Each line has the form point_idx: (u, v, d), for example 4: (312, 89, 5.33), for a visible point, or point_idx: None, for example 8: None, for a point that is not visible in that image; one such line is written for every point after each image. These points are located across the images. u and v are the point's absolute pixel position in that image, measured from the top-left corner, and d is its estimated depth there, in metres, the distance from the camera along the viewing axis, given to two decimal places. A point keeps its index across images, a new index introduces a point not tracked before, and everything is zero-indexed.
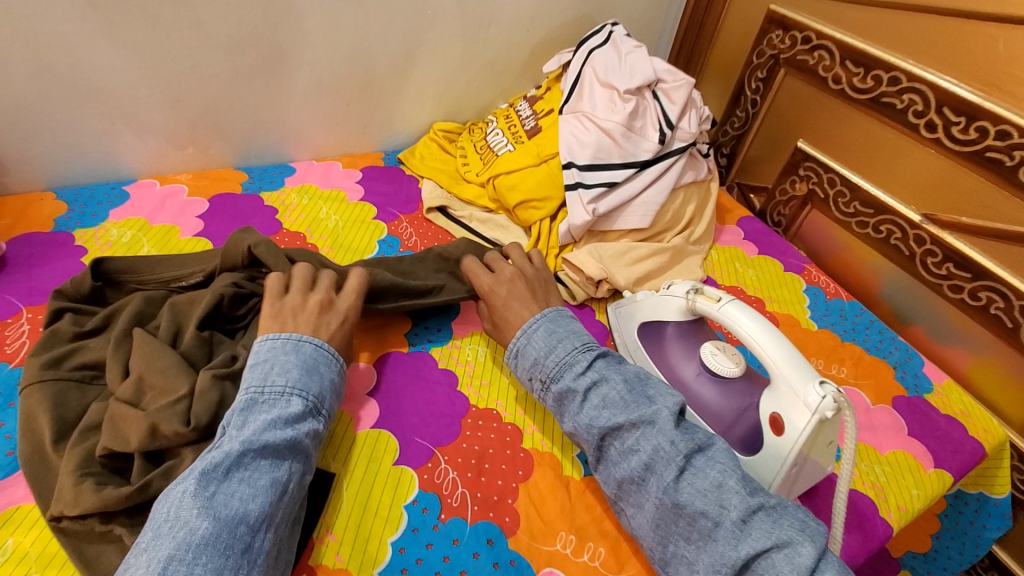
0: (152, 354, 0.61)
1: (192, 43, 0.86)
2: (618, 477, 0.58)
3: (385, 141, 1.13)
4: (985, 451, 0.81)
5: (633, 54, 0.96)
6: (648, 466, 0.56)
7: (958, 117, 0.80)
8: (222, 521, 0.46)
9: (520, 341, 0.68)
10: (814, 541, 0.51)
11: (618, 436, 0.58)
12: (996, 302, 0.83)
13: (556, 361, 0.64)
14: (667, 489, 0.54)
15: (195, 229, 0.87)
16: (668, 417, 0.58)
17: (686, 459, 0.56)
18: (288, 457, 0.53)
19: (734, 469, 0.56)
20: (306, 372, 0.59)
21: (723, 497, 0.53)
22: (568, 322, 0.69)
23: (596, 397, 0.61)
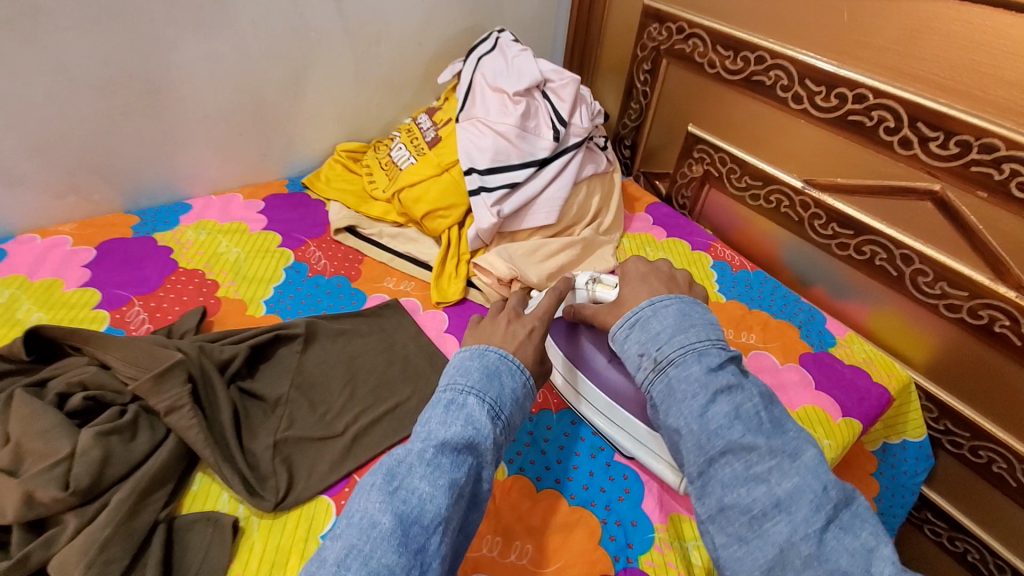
0: (30, 416, 0.57)
1: (57, 86, 0.82)
2: (723, 499, 0.49)
3: (288, 167, 1.11)
4: (890, 395, 0.85)
5: (519, 57, 0.99)
6: (778, 501, 0.47)
7: (819, 87, 0.86)
8: (400, 519, 0.45)
9: (643, 312, 0.58)
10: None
11: (744, 457, 0.49)
12: (879, 254, 0.88)
13: (681, 345, 0.55)
14: (806, 536, 0.45)
15: (80, 279, 0.82)
16: (815, 458, 0.49)
17: (834, 509, 0.47)
18: (470, 460, 0.50)
19: (885, 535, 0.47)
20: (488, 375, 0.55)
21: (877, 566, 0.44)
22: (703, 314, 0.58)
23: (725, 403, 0.52)
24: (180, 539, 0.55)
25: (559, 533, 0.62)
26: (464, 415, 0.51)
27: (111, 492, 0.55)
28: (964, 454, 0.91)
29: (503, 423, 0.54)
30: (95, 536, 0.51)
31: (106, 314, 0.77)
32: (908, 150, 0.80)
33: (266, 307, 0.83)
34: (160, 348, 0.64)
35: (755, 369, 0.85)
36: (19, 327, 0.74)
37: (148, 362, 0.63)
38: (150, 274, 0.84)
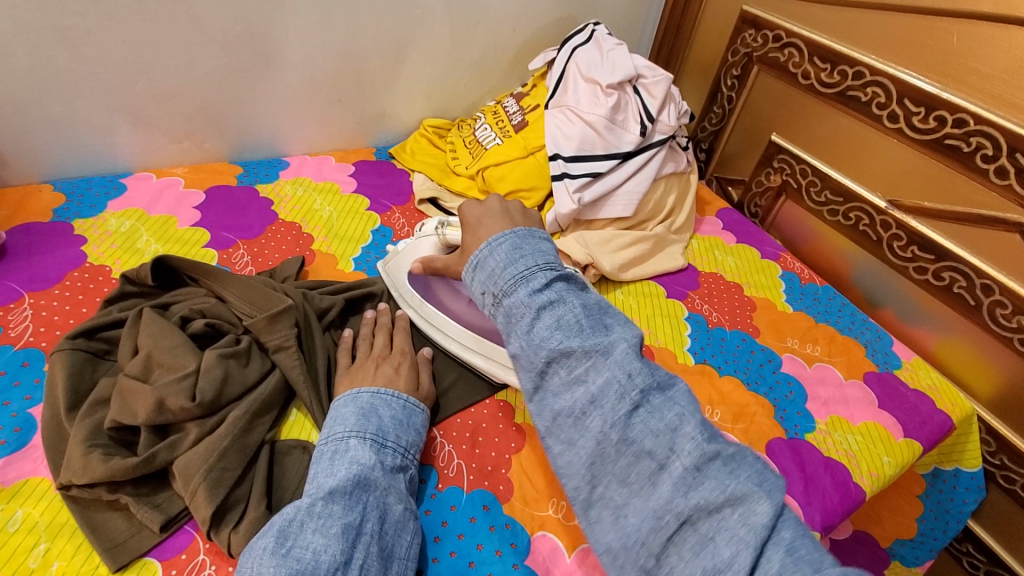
0: (160, 333, 0.63)
1: (187, 39, 0.88)
2: (555, 409, 0.50)
3: (376, 136, 1.17)
4: (953, 423, 0.84)
5: (614, 51, 1.01)
6: (593, 399, 0.48)
7: (918, 107, 0.86)
8: (295, 575, 0.45)
9: (482, 252, 0.57)
10: (770, 498, 0.43)
11: (566, 363, 0.50)
12: (958, 281, 0.87)
13: (513, 276, 0.54)
14: (615, 425, 0.47)
15: (191, 219, 0.89)
16: (626, 351, 0.49)
17: (642, 396, 0.48)
18: (362, 498, 0.52)
19: (693, 411, 0.48)
20: (362, 416, 0.59)
21: (676, 441, 0.46)
22: (537, 240, 0.57)
23: (549, 318, 0.51)
24: (281, 461, 0.62)
25: None
26: (347, 460, 0.55)
27: (227, 409, 0.62)
28: (1016, 490, 0.90)
29: (391, 452, 0.58)
30: (217, 445, 0.58)
31: (214, 253, 0.85)
32: (1004, 180, 0.78)
33: (355, 264, 0.89)
34: (273, 291, 0.71)
35: (818, 380, 0.86)
36: (139, 256, 0.82)
37: (259, 304, 0.69)
38: (253, 221, 0.91)
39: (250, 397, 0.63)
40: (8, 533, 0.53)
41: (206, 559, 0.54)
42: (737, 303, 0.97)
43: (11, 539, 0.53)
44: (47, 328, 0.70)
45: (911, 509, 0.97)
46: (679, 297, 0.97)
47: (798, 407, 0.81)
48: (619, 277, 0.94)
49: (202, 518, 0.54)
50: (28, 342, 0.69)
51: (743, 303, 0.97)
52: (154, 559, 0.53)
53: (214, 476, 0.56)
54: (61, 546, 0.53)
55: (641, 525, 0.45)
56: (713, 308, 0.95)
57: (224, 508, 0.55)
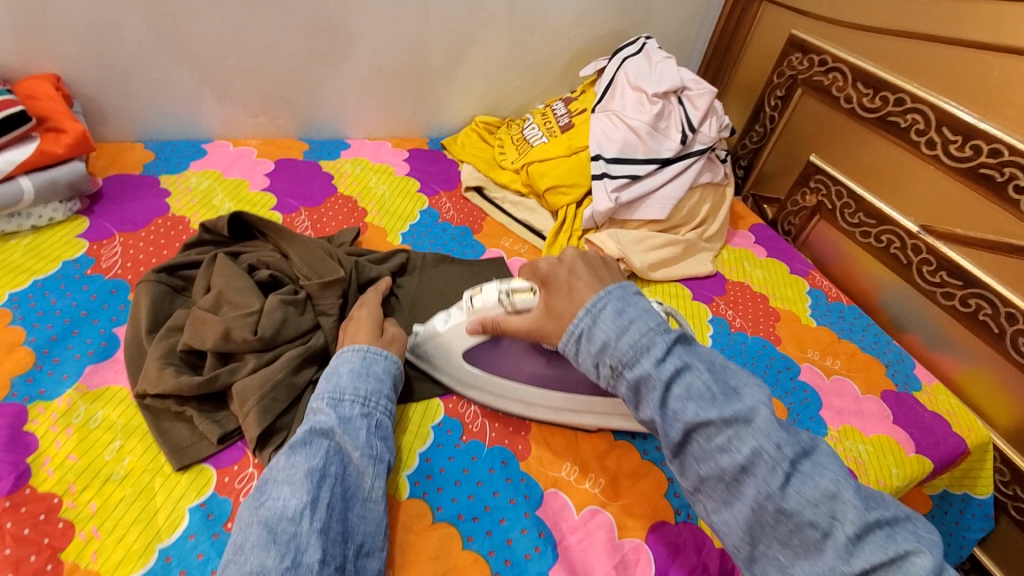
0: (232, 275, 0.71)
1: (277, 24, 0.98)
2: (700, 473, 0.51)
3: (431, 128, 1.25)
4: (967, 447, 0.85)
5: (663, 63, 1.06)
6: (744, 468, 0.49)
7: (956, 136, 0.88)
8: (266, 522, 0.50)
9: (584, 321, 0.57)
10: (930, 553, 0.45)
11: (704, 432, 0.51)
12: (984, 308, 0.88)
13: (630, 345, 0.54)
14: (770, 496, 0.48)
15: (261, 185, 0.98)
16: (768, 418, 0.50)
17: (793, 465, 0.48)
18: (320, 448, 0.56)
19: (844, 476, 0.49)
20: (322, 380, 0.63)
21: (836, 509, 0.47)
22: (642, 301, 0.58)
23: (678, 388, 0.52)
24: None
25: (627, 478, 0.68)
26: (308, 420, 0.58)
27: (282, 347, 0.69)
28: None
29: (351, 402, 0.60)
30: (271, 377, 0.65)
31: (280, 216, 0.93)
32: None
33: (402, 239, 0.97)
34: (330, 259, 0.78)
35: (835, 391, 0.88)
36: (213, 212, 0.91)
37: (318, 270, 0.76)
38: (315, 192, 1.00)
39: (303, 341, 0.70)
40: (89, 429, 0.61)
41: (254, 472, 0.61)
42: (761, 312, 1.00)
43: (93, 433, 0.61)
44: (132, 264, 0.79)
45: None
46: (705, 301, 1.00)
47: (812, 412, 0.84)
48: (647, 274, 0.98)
49: (251, 436, 0.61)
50: (117, 273, 0.78)
51: (767, 312, 1.00)
52: (210, 466, 0.60)
53: (265, 403, 0.63)
54: (133, 444, 0.61)
55: None
56: (737, 314, 0.99)
57: (271, 431, 0.62)
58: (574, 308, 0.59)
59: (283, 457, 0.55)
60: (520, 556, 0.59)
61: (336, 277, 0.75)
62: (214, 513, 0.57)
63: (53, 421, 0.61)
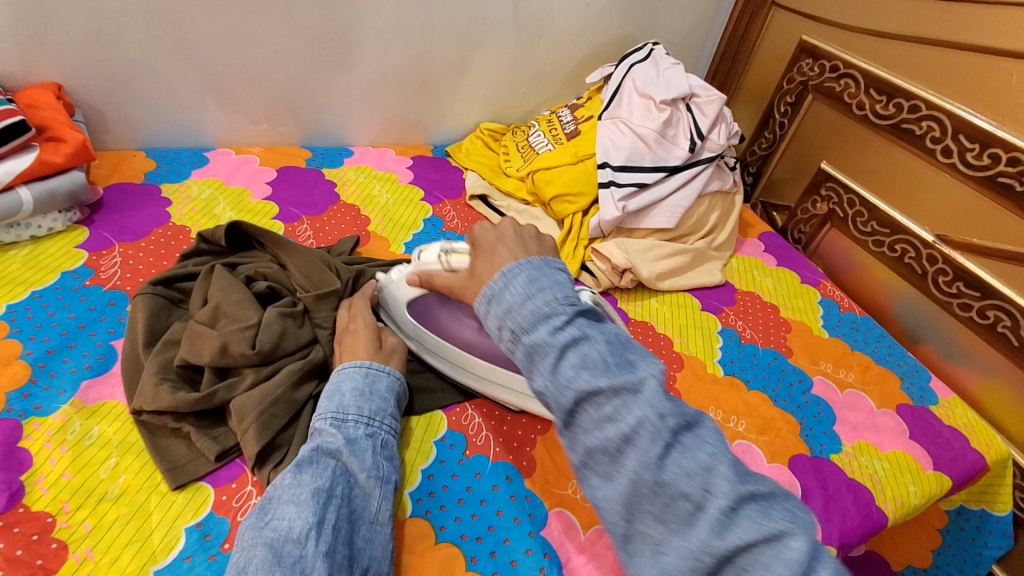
0: (230, 288, 0.70)
1: (279, 31, 0.97)
2: (588, 446, 0.44)
3: (435, 135, 1.23)
4: (987, 464, 0.82)
5: (671, 69, 1.05)
6: (626, 438, 0.42)
7: (973, 144, 0.86)
8: (270, 543, 0.47)
9: (496, 284, 0.51)
10: (807, 536, 0.38)
11: (594, 402, 0.44)
12: (1003, 320, 0.86)
13: (532, 311, 0.47)
14: (649, 465, 0.41)
15: (264, 194, 0.97)
16: (658, 388, 0.43)
17: (674, 436, 0.42)
18: (326, 467, 0.54)
19: (724, 450, 0.42)
20: (325, 398, 0.61)
21: (711, 481, 0.40)
22: (558, 275, 0.51)
23: (573, 356, 0.45)
24: None
25: None
26: (311, 439, 0.57)
27: (281, 362, 0.67)
28: None
29: (355, 422, 0.59)
30: (269, 393, 0.63)
31: (281, 225, 0.92)
32: None
33: (406, 248, 0.95)
34: (328, 270, 0.76)
35: (849, 405, 0.86)
36: (215, 221, 0.89)
37: (315, 282, 0.75)
38: (317, 200, 0.99)
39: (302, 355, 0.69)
40: (84, 446, 0.60)
41: (252, 491, 0.59)
42: (772, 322, 0.98)
43: (88, 450, 0.59)
44: (131, 275, 0.78)
45: (929, 540, 1.01)
46: (714, 311, 0.98)
47: (826, 428, 0.82)
48: (655, 285, 0.96)
49: (249, 454, 0.59)
50: (116, 284, 0.77)
51: (778, 323, 0.98)
52: (208, 484, 0.59)
53: (263, 419, 0.61)
54: (128, 461, 0.59)
55: (679, 563, 0.40)
56: (747, 325, 0.96)
57: (269, 449, 0.61)
58: (493, 275, 0.53)
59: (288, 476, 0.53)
60: None
61: (333, 289, 0.74)
62: (211, 534, 0.55)
63: (47, 438, 0.60)
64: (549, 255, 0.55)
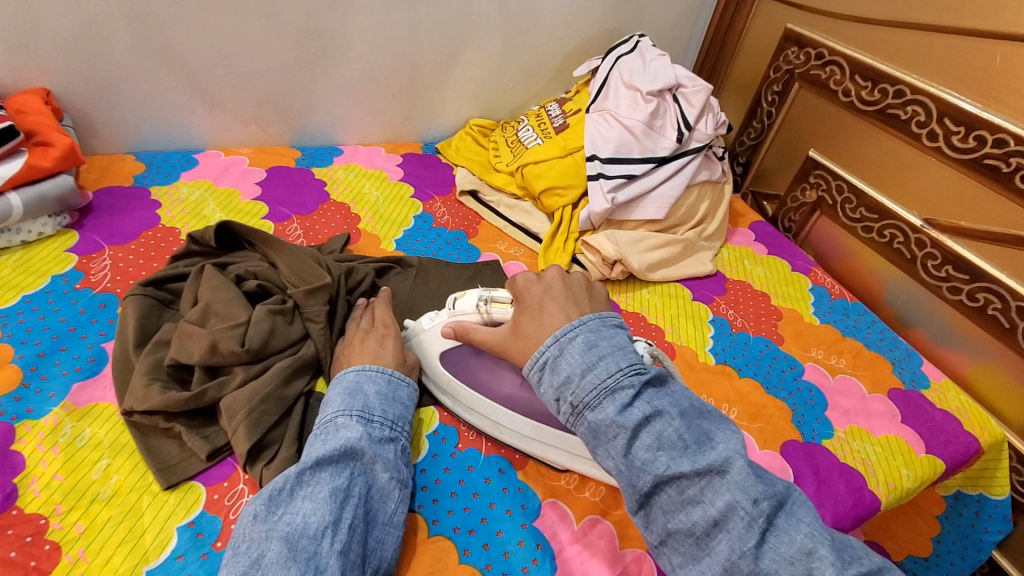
0: (218, 287, 0.70)
1: (265, 31, 0.97)
2: (669, 527, 0.48)
3: (425, 132, 1.24)
4: (980, 446, 0.83)
5: (657, 60, 1.05)
6: (716, 522, 0.46)
7: (958, 127, 0.86)
8: (287, 538, 0.48)
9: (550, 350, 0.54)
10: None
11: (675, 484, 0.48)
12: (993, 303, 0.86)
13: (594, 384, 0.51)
14: (745, 555, 0.44)
15: (253, 194, 0.98)
16: (742, 470, 0.47)
17: (766, 521, 0.46)
18: (347, 466, 0.54)
19: (820, 530, 0.46)
20: (348, 395, 0.60)
21: (810, 566, 0.43)
22: (613, 337, 0.54)
23: (648, 436, 0.49)
24: (315, 411, 0.67)
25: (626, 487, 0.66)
26: (334, 435, 0.56)
27: (271, 359, 0.68)
28: None
29: (379, 425, 0.59)
30: (260, 390, 0.63)
31: (271, 225, 0.92)
32: None
33: (396, 246, 0.96)
34: (317, 265, 0.76)
35: (840, 391, 0.86)
36: (205, 222, 0.90)
37: (305, 277, 0.75)
38: (307, 199, 0.99)
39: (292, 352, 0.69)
40: (76, 448, 0.60)
41: (244, 489, 0.59)
42: (763, 311, 0.98)
43: (80, 452, 0.60)
44: (122, 277, 0.79)
45: (929, 529, 1.00)
46: (705, 301, 0.99)
47: (817, 414, 0.82)
48: (646, 276, 0.96)
49: (240, 452, 0.59)
50: (106, 287, 0.77)
51: (769, 311, 0.98)
52: (199, 483, 0.59)
53: (254, 417, 0.61)
54: (120, 462, 0.60)
55: None
56: (739, 314, 0.97)
57: (260, 446, 0.61)
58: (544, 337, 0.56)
59: (308, 471, 0.52)
60: (517, 569, 0.58)
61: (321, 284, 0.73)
62: (203, 532, 0.55)
63: (39, 440, 0.60)
64: (602, 310, 0.59)
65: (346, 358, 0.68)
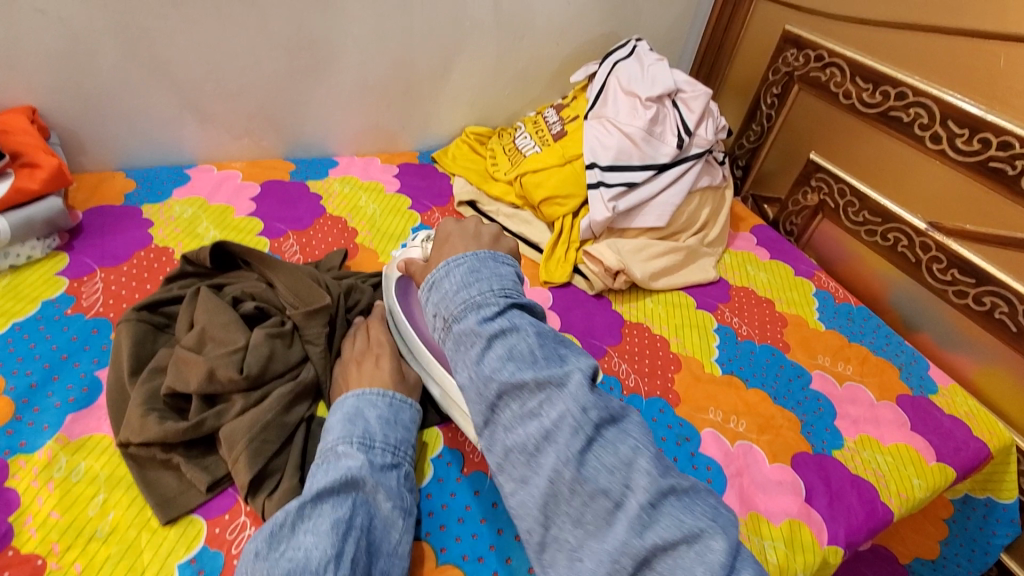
0: (215, 311, 0.68)
1: (256, 43, 0.95)
2: (507, 444, 0.47)
3: (421, 141, 1.22)
4: (989, 452, 0.82)
5: (655, 66, 1.04)
6: (547, 434, 0.45)
7: (962, 129, 0.85)
8: (289, 574, 0.46)
9: (439, 272, 0.55)
10: (727, 537, 0.42)
11: (518, 397, 0.47)
12: (1000, 306, 0.85)
13: (462, 300, 0.52)
14: (568, 463, 0.44)
15: (248, 210, 0.96)
16: (583, 383, 0.47)
17: (596, 431, 0.45)
18: (348, 497, 0.53)
19: (648, 445, 0.47)
20: (348, 421, 0.59)
21: (631, 476, 0.44)
22: (496, 267, 0.55)
23: (501, 346, 0.49)
24: (317, 436, 0.65)
25: None
26: (335, 464, 0.55)
27: (271, 384, 0.66)
28: None
29: (381, 452, 0.58)
30: (260, 418, 0.62)
31: (266, 241, 0.90)
32: None
33: (395, 259, 0.94)
34: (315, 285, 0.74)
35: (848, 398, 0.85)
36: (198, 241, 0.88)
37: (304, 300, 0.73)
38: (303, 214, 0.97)
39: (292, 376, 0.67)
40: (71, 483, 0.58)
41: (246, 521, 0.58)
42: (768, 317, 0.97)
43: (75, 487, 0.58)
44: (115, 301, 0.77)
45: (935, 532, 0.99)
46: (709, 309, 0.97)
47: (826, 423, 0.81)
48: (649, 285, 0.95)
49: (241, 483, 0.58)
50: (99, 311, 0.75)
51: (773, 318, 0.97)
52: (200, 517, 0.58)
53: (255, 446, 0.60)
54: (117, 497, 0.58)
55: (597, 569, 0.43)
56: (743, 321, 0.96)
57: (262, 475, 0.59)
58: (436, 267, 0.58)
59: (310, 503, 0.51)
60: None
61: (320, 306, 0.71)
62: (205, 569, 0.54)
63: (34, 476, 0.58)
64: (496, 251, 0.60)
65: (348, 382, 0.66)
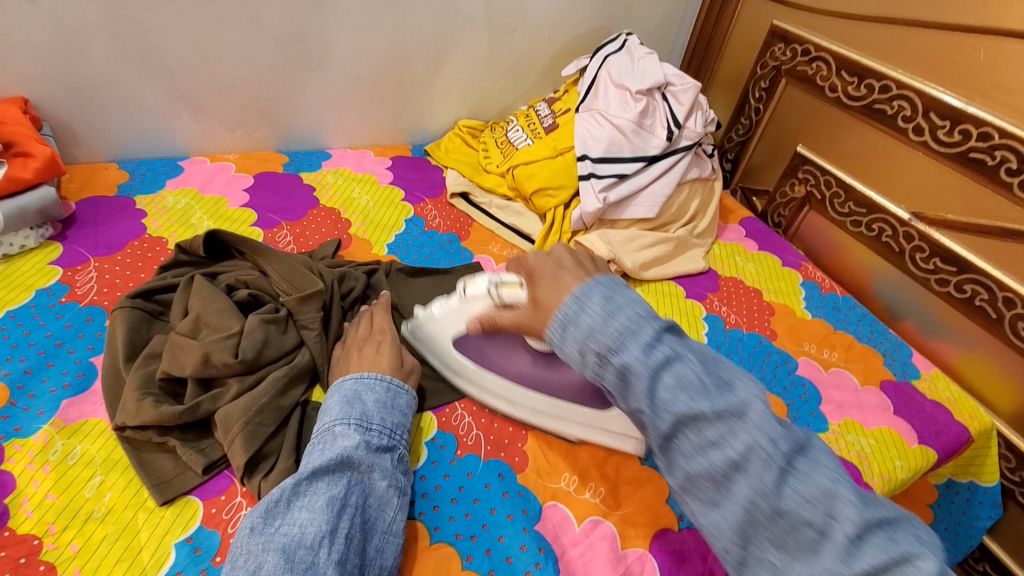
0: (210, 298, 0.69)
1: (249, 35, 0.96)
2: (689, 471, 0.46)
3: (414, 134, 1.23)
4: (970, 435, 0.84)
5: (645, 59, 1.05)
6: (736, 465, 0.43)
7: (943, 121, 0.87)
8: (283, 548, 0.47)
9: (571, 307, 0.50)
10: (936, 557, 0.39)
11: (695, 426, 0.45)
12: (980, 294, 0.87)
13: (619, 329, 0.47)
14: (766, 494, 0.42)
15: (241, 201, 0.96)
16: (762, 409, 0.44)
17: (786, 461, 0.43)
18: (343, 476, 0.54)
19: (841, 471, 0.43)
20: (346, 403, 0.60)
21: (835, 507, 0.41)
22: (631, 291, 0.51)
23: (669, 378, 0.45)
24: (312, 420, 0.66)
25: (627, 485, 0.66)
26: (332, 444, 0.56)
27: (266, 370, 0.67)
28: None
29: (378, 433, 0.58)
30: (255, 401, 0.62)
31: (260, 231, 0.91)
32: None
33: (389, 250, 0.95)
34: (308, 272, 0.75)
35: (834, 384, 0.87)
36: (192, 231, 0.88)
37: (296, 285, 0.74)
38: (296, 205, 0.98)
39: (287, 361, 0.68)
40: (67, 465, 0.59)
41: (242, 502, 0.59)
42: (756, 306, 0.99)
43: (71, 470, 0.58)
44: (109, 290, 0.77)
45: None
46: (698, 298, 0.99)
47: (812, 408, 0.83)
48: (639, 274, 0.97)
49: (236, 465, 0.58)
50: (93, 300, 0.75)
51: (761, 307, 0.99)
52: (196, 497, 0.58)
53: (250, 429, 0.60)
54: (113, 479, 0.59)
55: None
56: (732, 310, 0.97)
57: (258, 458, 0.60)
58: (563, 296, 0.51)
59: (305, 481, 0.52)
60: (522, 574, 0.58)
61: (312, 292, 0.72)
62: (202, 548, 0.55)
63: (30, 459, 0.58)
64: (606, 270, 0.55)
65: (344, 366, 0.68)
